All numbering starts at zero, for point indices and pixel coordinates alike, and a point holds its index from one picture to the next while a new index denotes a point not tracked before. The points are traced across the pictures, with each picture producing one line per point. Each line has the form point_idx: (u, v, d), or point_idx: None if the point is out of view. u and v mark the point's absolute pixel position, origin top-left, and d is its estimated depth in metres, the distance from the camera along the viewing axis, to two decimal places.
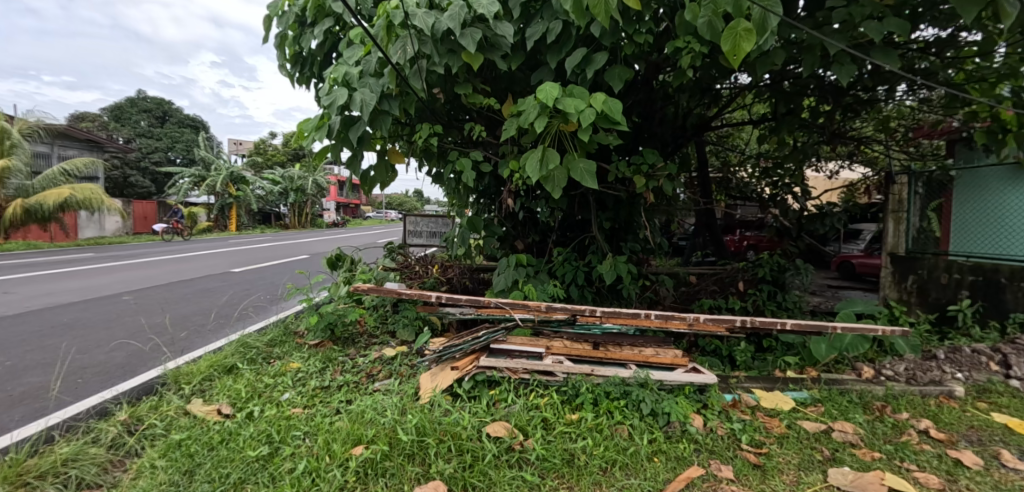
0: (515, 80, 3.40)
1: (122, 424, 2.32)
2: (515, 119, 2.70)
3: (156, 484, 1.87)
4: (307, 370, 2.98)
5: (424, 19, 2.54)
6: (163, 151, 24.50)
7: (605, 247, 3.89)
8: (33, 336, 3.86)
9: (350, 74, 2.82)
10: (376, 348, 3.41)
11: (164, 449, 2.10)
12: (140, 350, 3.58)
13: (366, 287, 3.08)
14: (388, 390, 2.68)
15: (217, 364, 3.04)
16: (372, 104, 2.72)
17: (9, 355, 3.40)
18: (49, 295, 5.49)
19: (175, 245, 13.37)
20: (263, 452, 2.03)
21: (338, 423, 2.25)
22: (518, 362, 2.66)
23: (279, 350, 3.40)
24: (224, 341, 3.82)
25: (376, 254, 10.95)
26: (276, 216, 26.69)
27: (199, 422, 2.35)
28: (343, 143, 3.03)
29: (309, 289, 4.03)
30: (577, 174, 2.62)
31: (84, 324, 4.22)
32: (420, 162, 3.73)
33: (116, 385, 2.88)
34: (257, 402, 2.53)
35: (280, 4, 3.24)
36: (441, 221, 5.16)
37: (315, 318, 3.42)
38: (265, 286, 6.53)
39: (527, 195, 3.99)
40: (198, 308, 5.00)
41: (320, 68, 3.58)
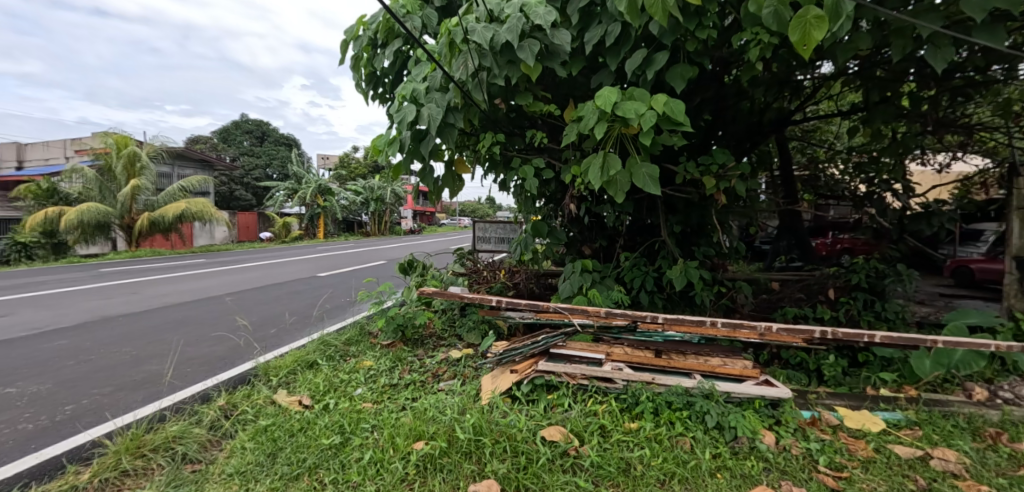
0: (576, 85, 3.37)
1: (220, 409, 2.64)
2: (575, 126, 2.72)
3: (245, 463, 2.11)
4: (378, 368, 3.18)
5: (483, 34, 2.67)
6: (263, 168, 27.35)
7: (674, 252, 3.74)
8: (154, 331, 4.48)
9: (417, 90, 3.00)
10: (443, 350, 3.53)
11: (252, 433, 2.35)
12: (237, 345, 4.01)
13: (433, 290, 3.25)
14: (451, 390, 2.77)
15: (300, 360, 3.34)
16: (438, 118, 2.86)
17: (135, 346, 3.97)
18: (168, 296, 6.32)
19: (274, 252, 14.82)
20: (335, 441, 2.21)
21: (402, 419, 2.37)
22: (576, 367, 2.62)
23: (354, 348, 3.66)
24: (307, 339, 4.16)
25: (448, 259, 11.46)
26: (360, 224, 28.71)
27: (283, 411, 2.60)
28: (413, 156, 3.20)
29: (382, 293, 4.25)
30: (640, 180, 2.56)
31: (193, 321, 4.82)
32: (486, 170, 3.76)
33: (218, 374, 3.27)
34: (333, 396, 2.75)
35: (356, 29, 3.53)
36: (509, 227, 5.25)
37: (386, 320, 3.64)
38: (345, 290, 7.03)
39: (592, 200, 3.93)
40: (286, 309, 5.49)
41: (391, 85, 3.81)
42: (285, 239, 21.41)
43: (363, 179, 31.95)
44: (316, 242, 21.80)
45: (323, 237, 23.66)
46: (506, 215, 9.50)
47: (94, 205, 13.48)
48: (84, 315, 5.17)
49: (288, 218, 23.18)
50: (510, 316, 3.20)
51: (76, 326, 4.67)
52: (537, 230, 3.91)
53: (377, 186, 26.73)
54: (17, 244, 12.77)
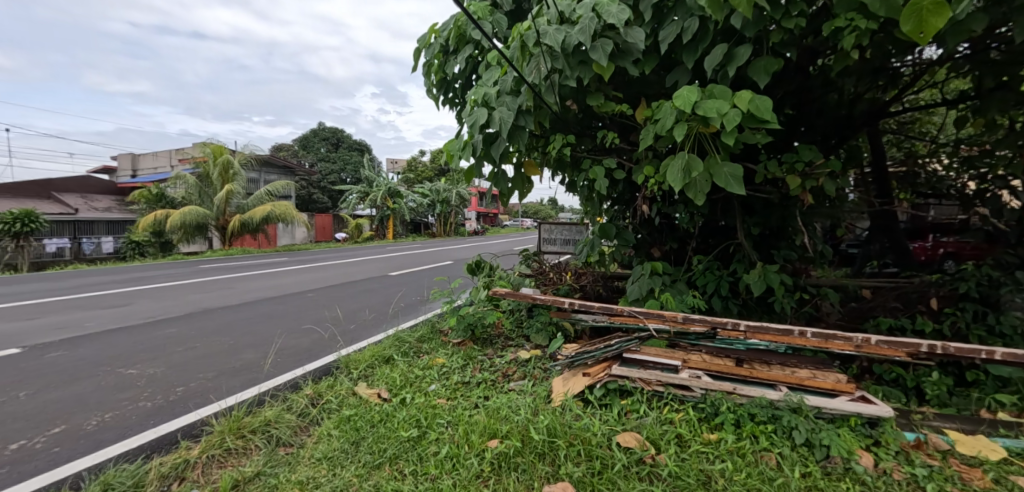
0: (647, 83, 3.27)
1: (307, 397, 2.83)
2: (650, 127, 2.66)
3: (332, 450, 2.25)
4: (450, 365, 3.26)
5: (555, 36, 2.66)
6: (337, 173, 29.12)
7: (752, 255, 3.53)
8: (247, 322, 4.89)
9: (488, 94, 3.03)
10: (511, 350, 3.56)
11: (337, 422, 2.50)
12: (319, 338, 4.28)
13: (505, 292, 3.38)
14: (521, 390, 2.79)
15: (377, 355, 3.50)
16: (509, 121, 2.89)
17: (232, 336, 4.36)
18: (257, 291, 6.88)
19: (348, 252, 15.69)
20: (413, 434, 2.29)
21: (476, 416, 2.42)
22: (651, 373, 2.54)
23: (427, 345, 3.78)
24: (382, 335, 4.36)
25: (513, 260, 11.58)
26: (426, 225, 29.75)
27: (364, 402, 2.74)
28: (485, 159, 3.23)
29: (452, 292, 4.37)
30: (721, 181, 2.45)
31: (279, 315, 5.21)
32: (554, 172, 3.75)
33: (303, 365, 3.50)
34: (409, 390, 2.86)
35: (428, 38, 3.67)
36: (574, 228, 5.21)
37: (456, 318, 3.73)
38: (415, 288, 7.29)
39: (663, 201, 3.80)
40: (361, 306, 5.79)
41: (461, 90, 3.89)
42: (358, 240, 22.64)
43: (429, 182, 33.02)
44: (385, 242, 22.88)
45: (391, 238, 24.78)
46: (573, 216, 9.45)
47: (195, 208, 14.98)
48: (188, 307, 5.75)
49: (360, 219, 24.49)
50: (580, 320, 3.17)
51: (182, 316, 5.20)
52: (605, 232, 3.84)
53: (442, 189, 27.62)
54: (133, 242, 14.54)
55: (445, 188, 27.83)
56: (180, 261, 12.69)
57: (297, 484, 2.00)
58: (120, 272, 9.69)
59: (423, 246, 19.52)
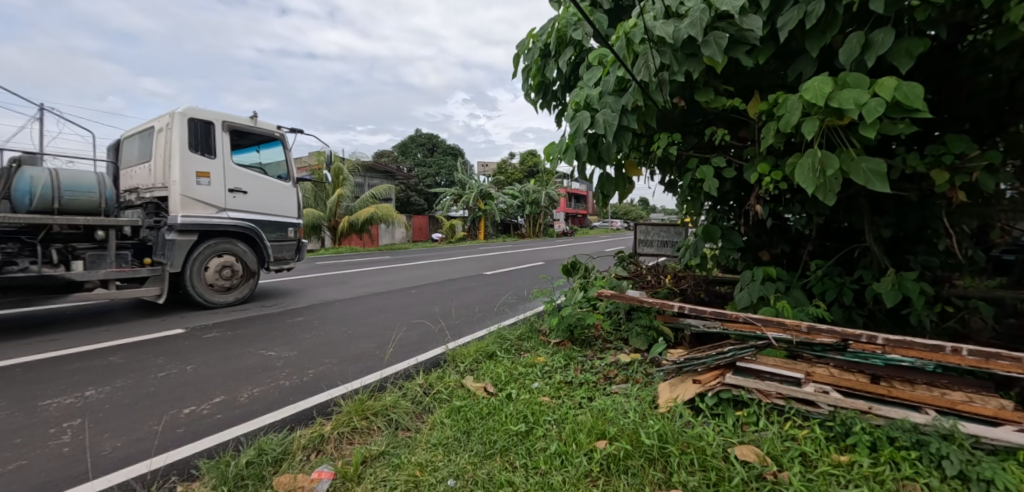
0: (761, 75, 3.07)
1: (420, 386, 3.06)
2: (772, 124, 2.52)
3: (445, 437, 2.41)
4: (552, 365, 3.33)
5: (664, 29, 2.64)
6: (431, 176, 30.76)
7: (884, 261, 3.15)
8: (360, 315, 5.37)
9: (590, 96, 3.07)
10: (611, 353, 3.54)
11: (449, 411, 2.67)
12: (427, 332, 4.58)
13: (612, 293, 3.55)
14: (626, 393, 2.78)
15: (481, 351, 3.66)
16: (614, 123, 2.90)
17: (351, 327, 4.81)
18: (368, 287, 7.50)
19: (444, 251, 16.49)
20: (521, 429, 2.39)
21: (582, 416, 2.45)
22: (770, 384, 2.41)
23: (527, 344, 3.89)
24: (484, 332, 4.55)
25: (607, 261, 11.41)
26: (514, 226, 30.35)
27: (472, 395, 2.90)
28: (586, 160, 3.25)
29: (550, 293, 4.44)
30: (859, 178, 2.25)
31: (389, 309, 5.65)
32: (657, 172, 3.67)
33: (413, 357, 3.77)
34: (513, 386, 2.97)
35: (528, 43, 3.74)
36: (673, 229, 5.00)
37: (556, 319, 3.79)
38: (511, 288, 7.49)
39: (776, 201, 3.54)
40: (461, 303, 6.08)
41: (560, 93, 3.94)
42: (450, 240, 23.73)
43: (516, 183, 33.57)
44: (477, 242, 23.69)
45: (481, 238, 25.64)
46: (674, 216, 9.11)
47: (311, 210, 16.73)
48: (311, 299, 6.44)
49: (452, 221, 25.64)
50: (692, 325, 3.12)
51: (307, 307, 5.84)
52: (710, 233, 3.63)
53: (530, 190, 28.01)
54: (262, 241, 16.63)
55: (533, 189, 28.14)
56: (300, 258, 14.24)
57: (418, 466, 2.17)
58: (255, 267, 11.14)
59: (515, 246, 19.94)
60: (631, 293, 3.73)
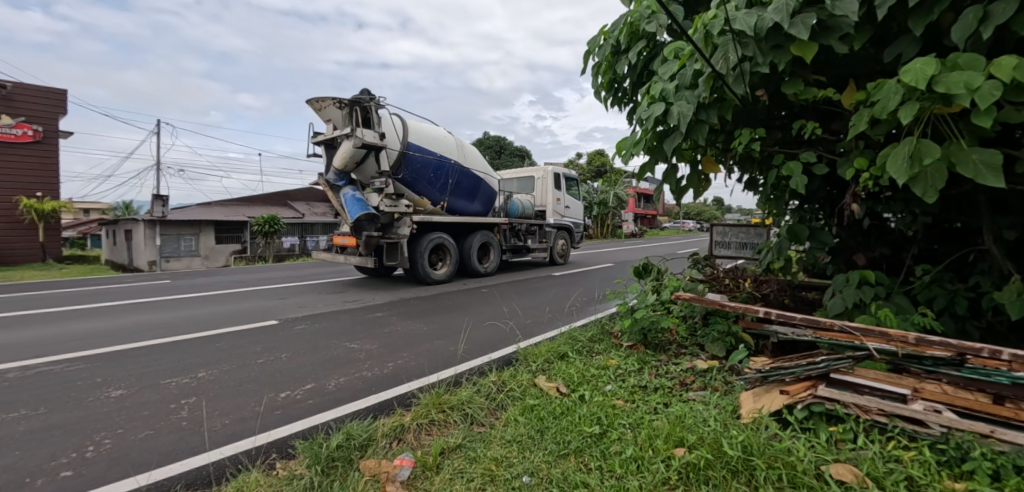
0: (856, 62, 2.83)
1: (494, 383, 3.14)
2: (865, 112, 2.32)
3: (520, 434, 2.47)
4: (625, 368, 3.28)
5: (746, 20, 2.49)
6: None
7: (1007, 266, 2.73)
8: (435, 312, 5.60)
9: (666, 89, 2.95)
10: (686, 358, 3.42)
11: (522, 409, 2.73)
12: (499, 331, 4.69)
13: (689, 296, 3.43)
14: (705, 401, 2.69)
15: (553, 351, 3.70)
16: (689, 114, 2.75)
17: (427, 324, 5.04)
18: (440, 286, 7.80)
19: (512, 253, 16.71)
20: (595, 431, 2.39)
21: (658, 421, 2.41)
22: (869, 399, 2.22)
23: (599, 346, 3.86)
24: (555, 332, 4.58)
25: (681, 264, 10.98)
26: None
27: (545, 394, 2.94)
28: (658, 156, 3.16)
29: (622, 295, 4.39)
30: (969, 171, 2.00)
31: (461, 308, 5.84)
32: (737, 170, 3.49)
33: (487, 354, 3.88)
34: (586, 388, 2.97)
35: (598, 40, 3.69)
36: (754, 231, 4.74)
37: (629, 321, 3.73)
38: (581, 289, 7.44)
39: (874, 199, 3.24)
40: (532, 304, 6.15)
41: (631, 90, 3.86)
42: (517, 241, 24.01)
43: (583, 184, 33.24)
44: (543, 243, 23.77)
45: None
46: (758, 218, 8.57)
47: None
48: (389, 296, 6.81)
49: None
50: (778, 332, 2.92)
51: (385, 304, 6.19)
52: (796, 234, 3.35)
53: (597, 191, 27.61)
54: None
55: (600, 190, 27.71)
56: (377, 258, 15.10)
57: (494, 460, 2.24)
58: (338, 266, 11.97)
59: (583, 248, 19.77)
60: (710, 297, 3.60)
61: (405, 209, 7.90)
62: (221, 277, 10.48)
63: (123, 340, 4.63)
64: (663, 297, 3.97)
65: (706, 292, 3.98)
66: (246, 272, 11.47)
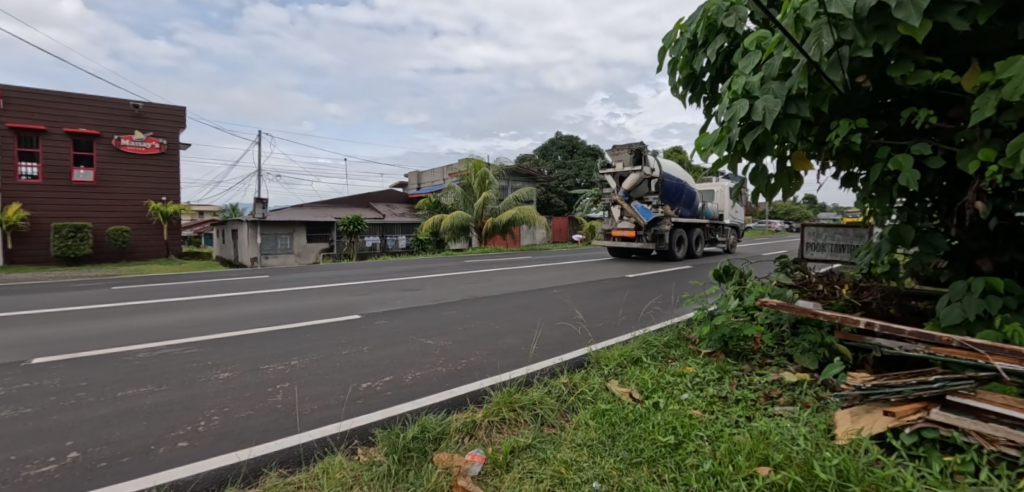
0: (981, 39, 2.45)
1: (565, 385, 3.13)
2: (990, 95, 2.02)
3: (590, 438, 2.43)
4: (704, 376, 3.12)
5: (844, 2, 2.19)
6: (570, 178, 31.13)
7: None
8: (507, 312, 5.70)
9: (750, 83, 2.75)
10: (773, 369, 3.18)
11: (593, 413, 2.70)
12: (571, 332, 4.66)
13: (776, 303, 3.20)
14: (793, 417, 2.49)
15: (626, 355, 3.60)
16: (776, 110, 2.55)
17: (499, 322, 5.14)
18: (512, 285, 7.91)
19: (584, 253, 16.52)
20: (670, 441, 2.30)
21: (740, 436, 2.27)
22: (995, 428, 1.91)
23: (675, 352, 3.71)
24: (629, 336, 4.47)
25: (769, 266, 10.21)
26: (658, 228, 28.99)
27: (617, 399, 2.88)
28: (741, 154, 2.96)
29: (701, 299, 4.18)
30: None
31: (533, 308, 5.89)
32: (834, 166, 3.18)
33: (558, 355, 3.88)
34: (661, 395, 2.87)
35: (674, 34, 3.52)
36: (853, 232, 4.31)
37: (709, 328, 3.54)
38: (656, 291, 7.18)
39: (1005, 195, 2.80)
40: (604, 306, 6.04)
41: (711, 84, 3.64)
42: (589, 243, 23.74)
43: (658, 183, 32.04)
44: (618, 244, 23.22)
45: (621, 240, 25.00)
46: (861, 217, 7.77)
47: (460, 214, 18.26)
48: (463, 295, 7.03)
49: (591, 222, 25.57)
50: (883, 346, 2.64)
51: (460, 302, 6.40)
52: (902, 237, 2.99)
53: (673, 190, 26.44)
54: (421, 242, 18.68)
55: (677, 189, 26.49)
56: (452, 257, 15.63)
57: (564, 463, 2.23)
58: (415, 264, 12.54)
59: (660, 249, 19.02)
60: (801, 304, 3.32)
61: (666, 212, 12.20)
62: (314, 273, 11.43)
63: (232, 328, 5.21)
64: (746, 303, 3.71)
65: (796, 298, 3.66)
66: (336, 269, 12.42)
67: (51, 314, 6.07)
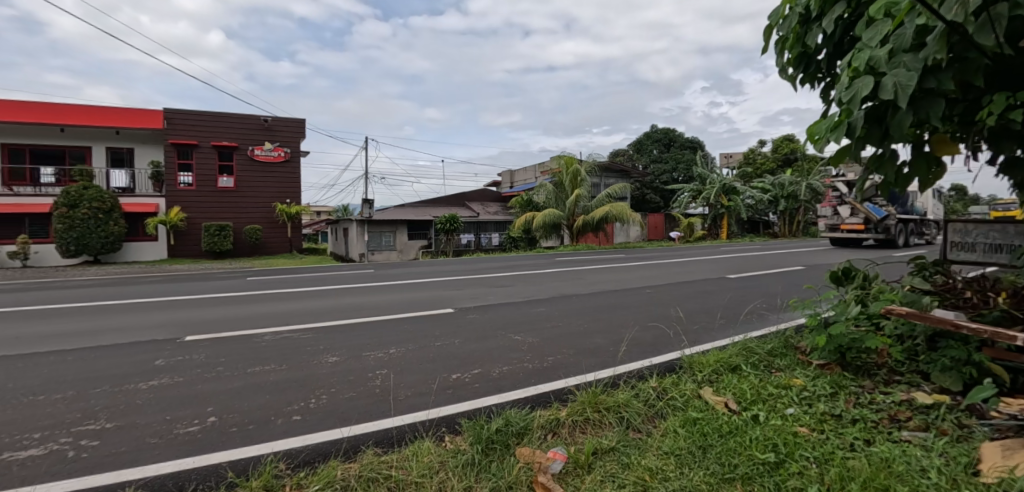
0: None
1: (654, 389, 3.00)
2: None
3: (678, 447, 2.31)
4: (813, 390, 2.80)
5: None
6: (666, 173, 29.71)
7: None
8: (596, 311, 5.62)
9: (875, 57, 2.29)
10: (901, 388, 2.77)
11: (683, 421, 2.56)
12: (663, 334, 4.47)
13: (904, 311, 2.80)
14: (925, 445, 2.16)
15: (723, 362, 3.36)
16: (912, 86, 2.09)
17: (587, 321, 5.09)
18: (602, 284, 7.78)
19: (680, 252, 15.70)
20: (770, 459, 2.11)
21: (855, 462, 2.03)
22: None
23: (780, 361, 3.38)
24: (728, 341, 4.16)
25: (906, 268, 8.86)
26: (766, 225, 26.58)
27: (711, 408, 2.70)
28: (865, 140, 2.49)
29: (814, 304, 3.75)
30: None
31: (623, 307, 5.74)
32: (988, 150, 2.66)
33: (647, 357, 3.73)
34: (762, 407, 2.63)
35: (782, 9, 3.12)
36: (1017, 229, 3.59)
37: (823, 338, 3.12)
38: (762, 294, 6.60)
39: None
40: (701, 307, 5.70)
41: (829, 62, 3.21)
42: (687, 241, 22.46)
43: (768, 174, 29.10)
44: (720, 242, 21.69)
45: (722, 238, 23.29)
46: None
47: (551, 211, 18.35)
48: (552, 292, 7.07)
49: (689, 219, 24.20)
50: None
51: (549, 299, 6.45)
52: None
53: (786, 182, 24.01)
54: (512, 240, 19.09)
55: (789, 182, 24.03)
56: (542, 255, 15.77)
57: (648, 471, 2.14)
58: (507, 261, 12.84)
59: (768, 248, 17.44)
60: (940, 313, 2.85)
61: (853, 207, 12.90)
62: (415, 268, 12.26)
63: (342, 317, 5.77)
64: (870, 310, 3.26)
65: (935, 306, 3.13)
66: (434, 265, 13.19)
67: (205, 299, 7.24)
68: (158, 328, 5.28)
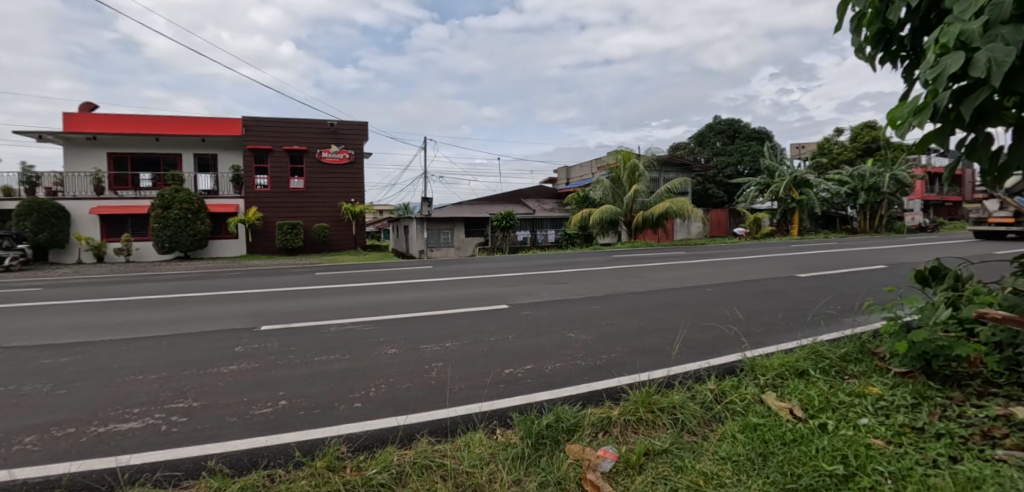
0: None
1: (711, 392, 2.89)
2: None
3: (736, 453, 2.22)
4: (892, 400, 2.58)
5: None
6: (731, 166, 28.21)
7: None
8: (652, 309, 5.48)
9: (966, 32, 2.01)
10: (998, 401, 2.49)
11: (742, 426, 2.45)
12: (723, 335, 4.28)
13: (1002, 316, 2.55)
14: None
15: (789, 366, 3.17)
16: (1009, 64, 1.84)
17: (643, 319, 4.97)
18: (660, 282, 7.56)
19: (745, 249, 14.91)
20: (837, 472, 1.98)
21: (937, 479, 1.87)
22: None
23: (854, 368, 3.13)
24: (796, 343, 3.92)
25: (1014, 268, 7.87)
26: (845, 219, 24.55)
27: (773, 414, 2.56)
28: (952, 125, 2.24)
29: (896, 306, 3.44)
30: None
31: (682, 306, 5.55)
32: None
33: (706, 359, 3.60)
34: (831, 416, 2.47)
35: None
36: None
37: (906, 343, 2.85)
38: (838, 294, 6.14)
39: None
40: (767, 307, 5.39)
41: (914, 38, 2.87)
42: (754, 237, 21.27)
43: (847, 165, 26.83)
44: (791, 239, 20.34)
45: (794, 234, 21.80)
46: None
47: (607, 208, 18.04)
48: (607, 290, 6.96)
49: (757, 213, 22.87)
50: None
51: (603, 297, 6.36)
52: None
53: (868, 173, 22.02)
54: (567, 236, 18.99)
55: (872, 172, 22.01)
56: (597, 252, 15.57)
57: (702, 475, 2.09)
58: (561, 258, 12.81)
59: (846, 244, 16.13)
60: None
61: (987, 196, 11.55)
62: (471, 264, 12.54)
63: (401, 311, 6.02)
64: (962, 314, 2.95)
65: None
66: (489, 261, 13.43)
67: (280, 292, 7.84)
68: (238, 318, 5.79)
